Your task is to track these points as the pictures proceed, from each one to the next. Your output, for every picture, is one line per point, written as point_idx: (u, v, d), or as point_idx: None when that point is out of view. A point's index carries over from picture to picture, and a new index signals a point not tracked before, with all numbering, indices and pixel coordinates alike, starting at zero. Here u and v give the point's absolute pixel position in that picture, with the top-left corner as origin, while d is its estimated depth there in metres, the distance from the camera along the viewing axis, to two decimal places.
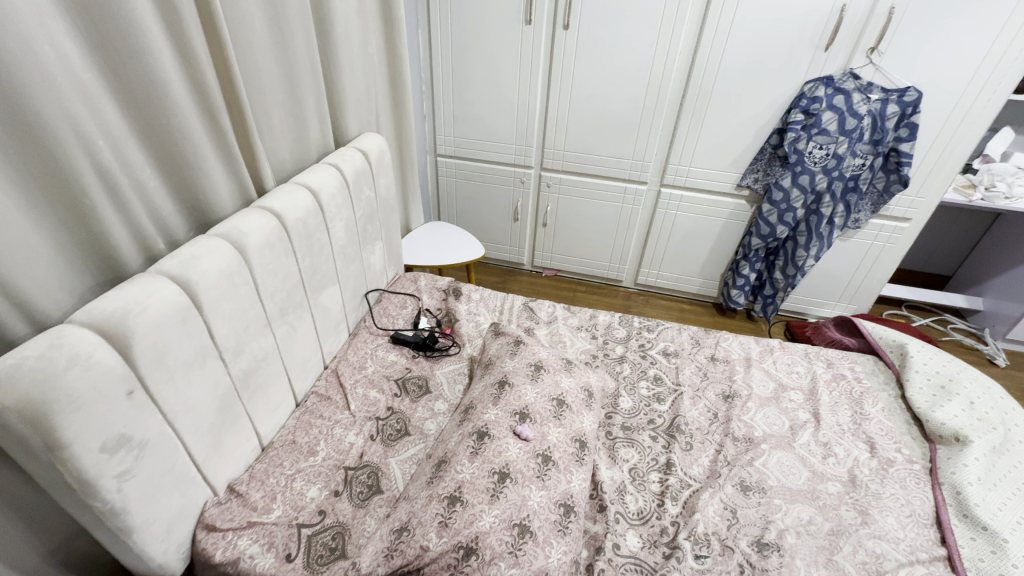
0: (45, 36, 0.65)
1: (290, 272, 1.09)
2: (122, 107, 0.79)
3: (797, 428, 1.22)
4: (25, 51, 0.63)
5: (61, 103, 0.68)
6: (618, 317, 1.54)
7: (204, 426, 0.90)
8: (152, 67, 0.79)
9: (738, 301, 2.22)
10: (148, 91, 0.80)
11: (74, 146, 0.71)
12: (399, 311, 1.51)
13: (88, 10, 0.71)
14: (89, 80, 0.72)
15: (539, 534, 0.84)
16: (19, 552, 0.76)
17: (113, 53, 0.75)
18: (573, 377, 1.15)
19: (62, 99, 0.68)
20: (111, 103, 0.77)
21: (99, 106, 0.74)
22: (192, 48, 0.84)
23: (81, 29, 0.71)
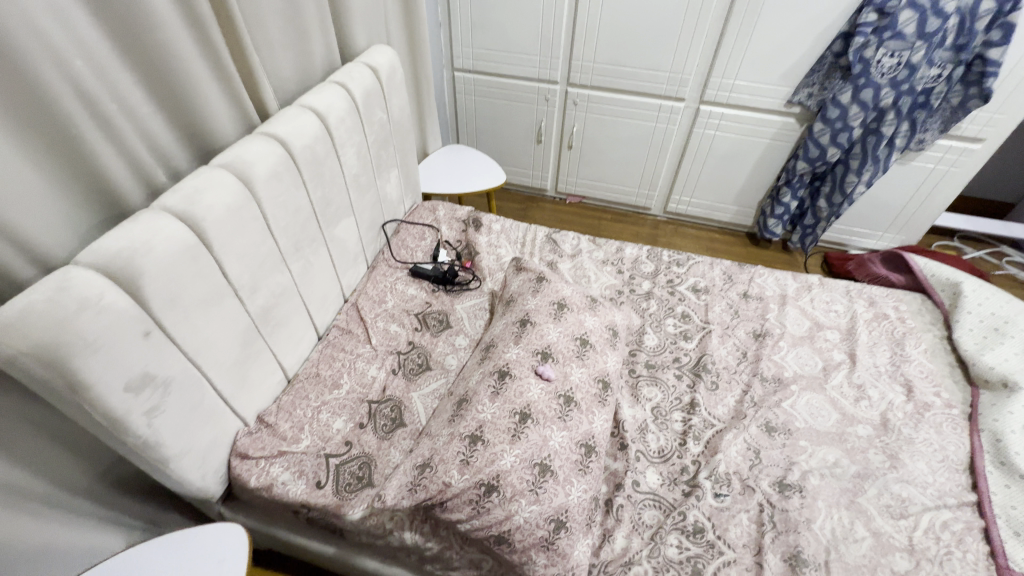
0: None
1: (302, 205, 1.04)
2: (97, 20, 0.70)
3: (830, 369, 1.17)
4: None
5: (26, 17, 0.60)
6: (646, 250, 1.46)
7: (228, 362, 0.91)
8: None
9: (774, 231, 2.10)
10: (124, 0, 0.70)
11: (48, 69, 0.63)
12: (418, 243, 1.46)
13: None
14: None
15: (560, 472, 0.85)
16: (69, 477, 0.81)
17: None
18: (598, 317, 1.10)
19: (27, 12, 0.60)
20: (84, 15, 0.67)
21: (71, 20, 0.65)
22: None
23: None
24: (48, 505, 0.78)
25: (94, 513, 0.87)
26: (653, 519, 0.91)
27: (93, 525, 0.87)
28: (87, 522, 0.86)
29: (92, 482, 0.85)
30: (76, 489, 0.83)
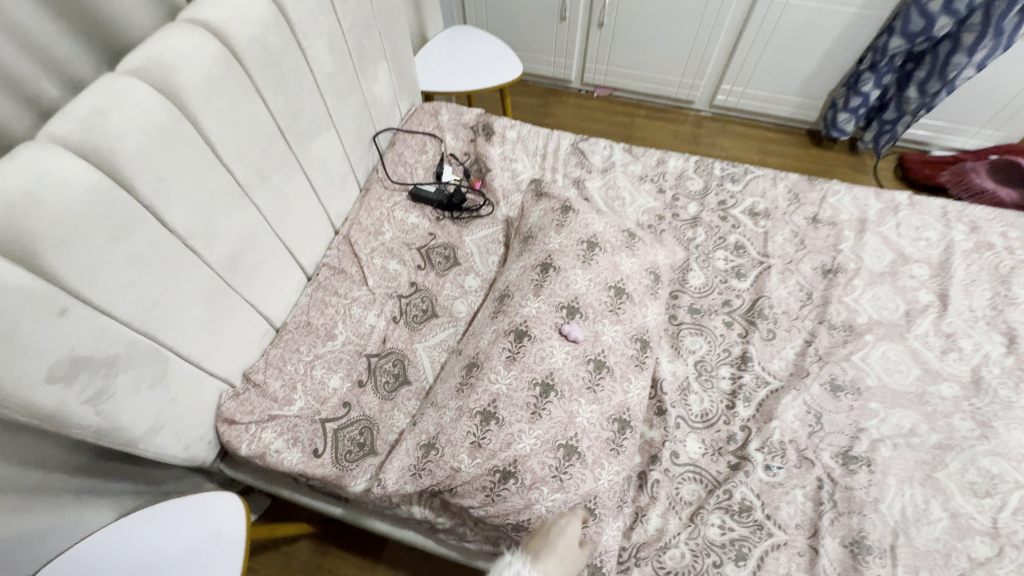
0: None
1: (260, 121, 0.81)
2: None
3: (915, 314, 0.97)
4: None
5: None
6: (694, 162, 1.20)
7: (192, 325, 0.76)
8: None
9: (844, 128, 1.76)
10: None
11: None
12: (417, 158, 1.22)
13: None
14: None
15: (588, 454, 0.72)
16: (33, 460, 0.70)
17: None
18: (636, 258, 0.90)
19: None
20: None
21: None
22: None
23: None
24: (13, 491, 0.69)
25: (76, 487, 0.79)
26: (693, 496, 0.80)
27: (78, 499, 0.79)
28: (69, 497, 0.78)
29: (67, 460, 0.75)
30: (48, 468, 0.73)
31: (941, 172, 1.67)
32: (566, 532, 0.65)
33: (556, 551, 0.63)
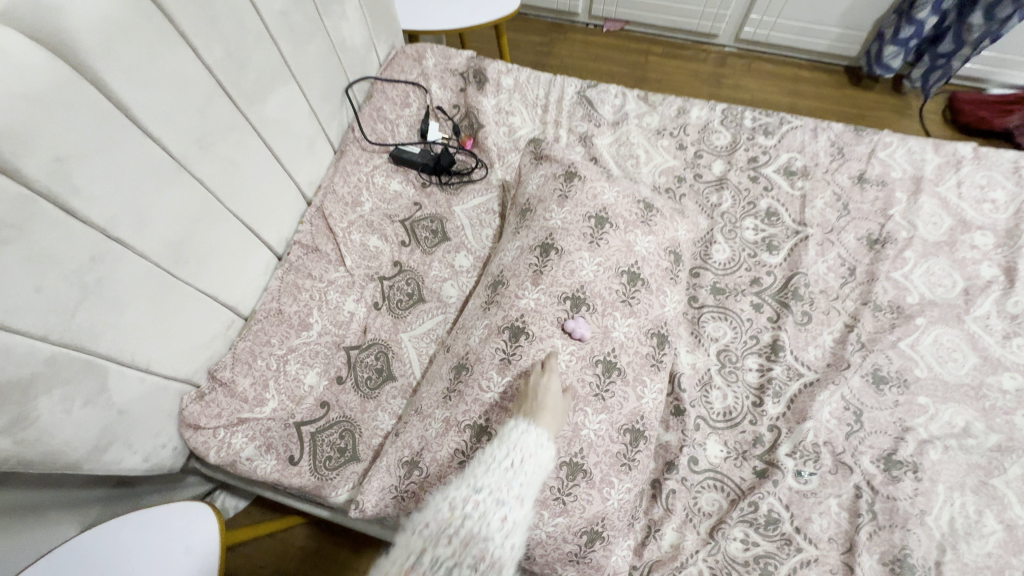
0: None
1: (191, 76, 0.65)
2: None
3: (975, 292, 0.84)
4: None
5: None
6: (721, 112, 1.03)
7: (131, 327, 0.65)
8: None
9: (891, 64, 1.54)
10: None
11: None
12: (399, 114, 1.06)
13: None
14: None
15: (595, 472, 0.62)
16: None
17: None
18: (654, 235, 0.76)
19: None
20: None
21: None
22: None
23: None
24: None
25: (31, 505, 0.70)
26: (713, 506, 0.71)
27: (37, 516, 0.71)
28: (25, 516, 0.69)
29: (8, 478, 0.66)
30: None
31: (1010, 118, 1.46)
32: (547, 387, 0.61)
33: (548, 407, 0.58)
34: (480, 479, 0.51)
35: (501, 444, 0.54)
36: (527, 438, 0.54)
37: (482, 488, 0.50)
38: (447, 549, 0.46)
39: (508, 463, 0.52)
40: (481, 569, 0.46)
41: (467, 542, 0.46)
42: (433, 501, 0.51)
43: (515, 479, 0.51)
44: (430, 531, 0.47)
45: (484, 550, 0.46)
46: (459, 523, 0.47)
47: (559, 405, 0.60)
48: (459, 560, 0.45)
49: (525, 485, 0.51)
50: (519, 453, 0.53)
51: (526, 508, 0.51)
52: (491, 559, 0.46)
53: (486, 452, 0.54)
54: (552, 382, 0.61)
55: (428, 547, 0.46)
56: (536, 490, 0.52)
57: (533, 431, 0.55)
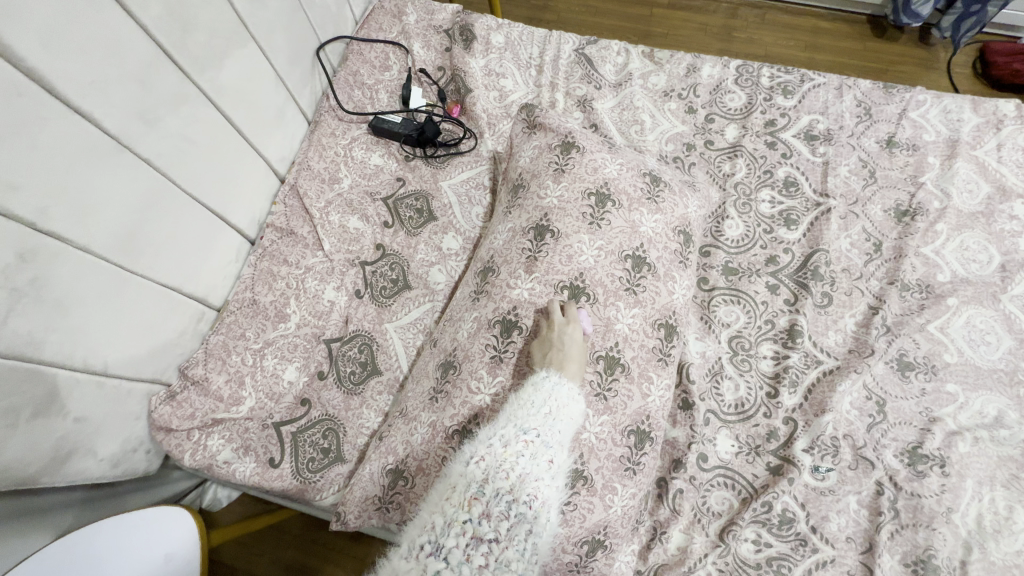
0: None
1: (121, 39, 0.56)
2: None
3: (1013, 268, 0.77)
4: None
5: None
6: (735, 69, 0.92)
7: (81, 325, 0.58)
8: None
9: (919, 11, 1.40)
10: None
11: None
12: (378, 78, 0.96)
13: None
14: None
15: (597, 478, 0.57)
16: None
17: None
18: (662, 213, 0.69)
19: None
20: None
21: None
22: None
23: None
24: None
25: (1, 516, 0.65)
26: (723, 506, 0.66)
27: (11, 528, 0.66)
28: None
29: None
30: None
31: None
32: (572, 338, 0.57)
33: (573, 357, 0.56)
34: (526, 421, 0.50)
35: (537, 386, 0.53)
36: (561, 388, 0.52)
37: (530, 430, 0.49)
38: (506, 484, 0.45)
39: (547, 410, 0.51)
40: (535, 506, 0.46)
41: (522, 479, 0.46)
42: (480, 435, 0.50)
43: (557, 426, 0.50)
44: (488, 464, 0.46)
45: (537, 489, 0.46)
46: (514, 463, 0.47)
47: (578, 353, 0.57)
48: (515, 497, 0.45)
49: (565, 431, 0.51)
50: (555, 402, 0.51)
51: (566, 454, 0.51)
52: (543, 497, 0.47)
53: (523, 394, 0.53)
54: (575, 327, 0.58)
55: (489, 478, 0.46)
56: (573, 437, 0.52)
57: (566, 382, 0.53)
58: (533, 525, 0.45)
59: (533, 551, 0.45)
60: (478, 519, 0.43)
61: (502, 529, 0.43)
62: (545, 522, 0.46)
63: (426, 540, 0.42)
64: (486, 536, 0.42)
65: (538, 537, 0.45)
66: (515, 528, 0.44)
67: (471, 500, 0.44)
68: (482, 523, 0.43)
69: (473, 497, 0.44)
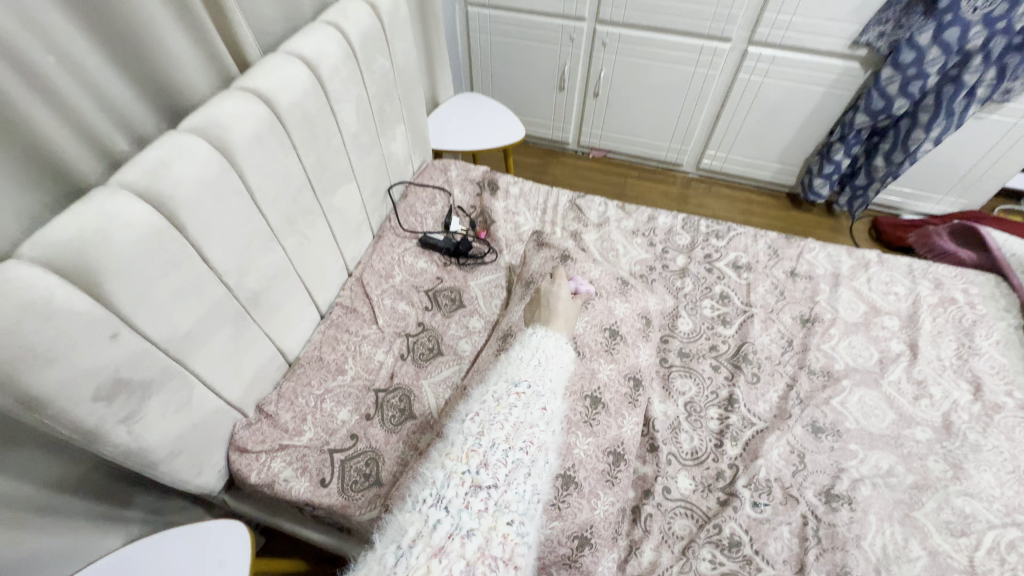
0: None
1: (293, 174, 0.91)
2: None
3: (888, 362, 1.05)
4: None
5: None
6: (682, 219, 1.31)
7: (217, 353, 0.81)
8: None
9: (820, 192, 1.90)
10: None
11: None
12: (428, 209, 1.33)
13: None
14: None
15: (585, 484, 0.76)
16: (29, 475, 0.70)
17: None
18: (629, 303, 0.98)
19: None
20: None
21: None
22: None
23: None
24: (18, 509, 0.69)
25: (81, 509, 0.80)
26: (685, 530, 0.83)
27: (84, 523, 0.80)
28: (72, 521, 0.78)
29: (63, 475, 0.75)
30: (46, 483, 0.72)
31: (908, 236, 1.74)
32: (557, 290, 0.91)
33: (557, 303, 0.88)
34: (516, 375, 0.68)
35: (526, 342, 0.75)
36: (546, 336, 0.75)
37: (521, 383, 0.67)
38: (500, 435, 0.60)
39: (538, 359, 0.71)
40: (531, 450, 0.60)
41: (517, 430, 0.61)
42: (482, 392, 0.68)
43: (548, 370, 0.70)
44: (482, 420, 0.62)
45: (531, 436, 0.61)
46: (506, 414, 0.62)
47: (571, 308, 0.88)
48: (511, 446, 0.59)
49: (558, 370, 0.71)
50: (546, 352, 0.73)
51: (557, 399, 0.68)
52: (537, 442, 0.61)
53: (514, 352, 0.74)
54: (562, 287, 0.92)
55: (483, 432, 0.60)
56: (561, 382, 0.71)
57: (550, 332, 0.76)
58: (529, 469, 0.59)
59: (534, 490, 0.58)
60: (476, 471, 0.56)
61: (499, 476, 0.56)
62: (541, 458, 0.61)
63: (429, 494, 0.55)
64: (483, 483, 0.55)
65: (538, 476, 0.59)
66: (512, 472, 0.58)
67: (469, 454, 0.57)
68: (479, 473, 0.56)
69: (471, 450, 0.57)
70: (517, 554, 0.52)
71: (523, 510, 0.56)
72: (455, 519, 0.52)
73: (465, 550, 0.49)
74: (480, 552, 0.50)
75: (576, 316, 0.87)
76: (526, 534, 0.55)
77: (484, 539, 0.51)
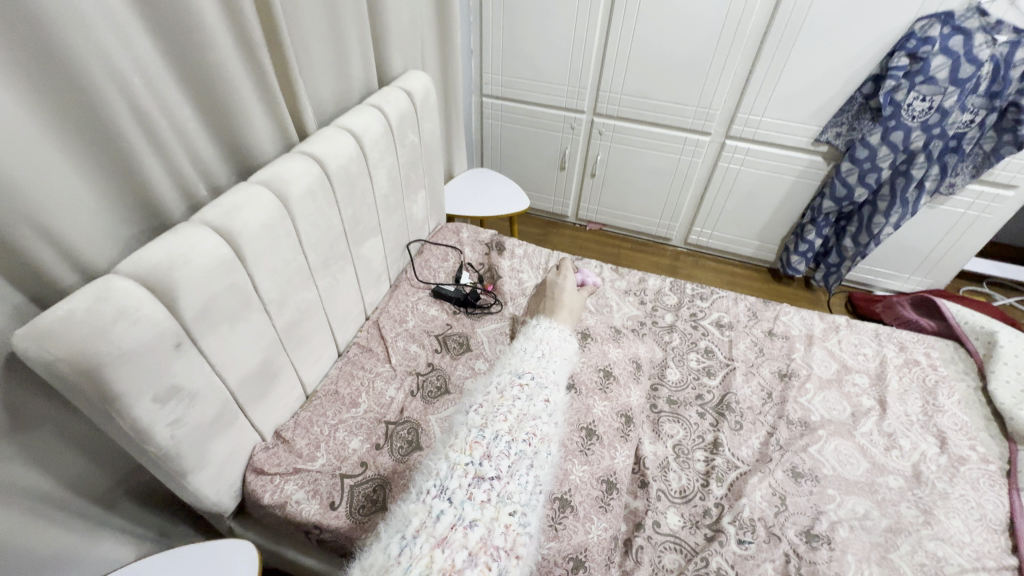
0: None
1: (333, 224, 1.06)
2: (164, 54, 0.73)
3: (860, 415, 1.14)
4: (74, 19, 0.59)
5: (100, 51, 0.63)
6: (669, 282, 1.45)
7: (251, 375, 0.91)
8: (195, 17, 0.73)
9: (798, 268, 2.07)
10: (174, 10, 0.71)
11: (115, 98, 0.66)
12: (440, 264, 1.48)
13: None
14: (133, 30, 0.67)
15: (580, 509, 0.83)
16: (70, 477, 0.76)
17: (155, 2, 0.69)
18: (621, 348, 1.12)
19: (103, 47, 0.64)
20: (154, 50, 0.71)
21: (139, 52, 0.69)
22: None
23: None
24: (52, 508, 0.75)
25: (101, 520, 0.84)
26: (674, 564, 0.87)
27: (102, 533, 0.85)
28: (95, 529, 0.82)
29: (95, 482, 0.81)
30: (82, 486, 0.78)
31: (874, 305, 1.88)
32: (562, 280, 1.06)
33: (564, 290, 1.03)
34: (520, 366, 0.80)
35: (530, 335, 0.88)
36: (549, 327, 0.89)
37: (524, 375, 0.77)
38: (503, 426, 0.68)
39: (541, 353, 0.83)
40: (533, 442, 0.69)
41: (519, 421, 0.70)
42: (487, 382, 0.78)
43: (552, 362, 0.83)
44: (487, 411, 0.70)
45: (534, 429, 0.70)
46: (508, 404, 0.72)
47: (577, 299, 1.02)
48: (513, 436, 0.68)
49: (560, 363, 0.84)
50: (550, 346, 0.86)
51: (560, 393, 0.78)
52: (539, 434, 0.70)
53: (518, 344, 0.86)
54: (567, 278, 1.06)
55: (487, 423, 0.68)
56: (563, 371, 0.83)
57: (555, 323, 0.90)
58: (531, 459, 0.67)
59: (535, 481, 0.66)
60: (478, 462, 0.64)
61: (502, 468, 0.64)
62: (542, 451, 0.69)
63: (432, 485, 0.62)
64: (486, 475, 0.63)
65: (540, 468, 0.67)
66: (514, 463, 0.66)
67: (473, 445, 0.66)
68: (482, 464, 0.64)
69: (474, 442, 0.66)
70: (519, 544, 0.59)
71: (524, 502, 0.63)
72: (457, 510, 0.59)
73: (466, 540, 0.56)
74: (482, 542, 0.57)
75: (581, 308, 1.01)
76: (528, 524, 0.62)
77: (486, 530, 0.58)
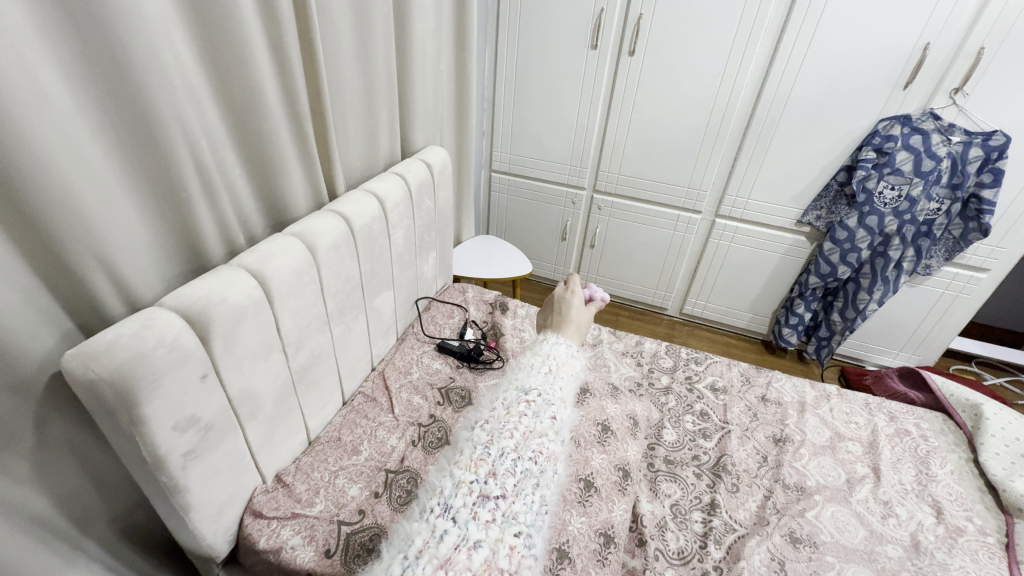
0: (161, 24, 0.69)
1: (352, 276, 1.14)
2: (227, 122, 0.86)
3: (855, 482, 1.15)
4: (164, 89, 0.71)
5: (180, 117, 0.75)
6: (665, 346, 1.51)
7: (262, 414, 0.94)
8: (258, 93, 0.86)
9: (790, 340, 2.13)
10: (242, 87, 0.85)
11: (184, 156, 0.77)
12: (446, 321, 1.55)
13: (212, 41, 0.78)
14: (207, 102, 0.79)
15: (578, 561, 0.83)
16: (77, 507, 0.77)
17: (226, 81, 0.82)
18: (619, 405, 1.17)
19: (182, 114, 0.75)
20: (220, 119, 0.84)
21: (209, 120, 0.80)
22: (292, 73, 0.91)
23: (206, 64, 0.79)
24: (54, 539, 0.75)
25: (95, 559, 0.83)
26: None
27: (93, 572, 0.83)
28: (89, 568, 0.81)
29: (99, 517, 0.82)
30: (86, 517, 0.79)
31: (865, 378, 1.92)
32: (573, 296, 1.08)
33: (574, 306, 1.05)
34: (527, 385, 0.82)
35: (538, 351, 0.91)
36: (558, 347, 0.92)
37: (531, 392, 0.80)
38: (509, 444, 0.71)
39: (549, 369, 0.86)
40: (538, 460, 0.71)
41: (525, 439, 0.73)
42: (494, 397, 0.82)
43: (556, 380, 0.84)
44: (492, 428, 0.74)
45: (540, 447, 0.72)
46: (515, 418, 0.75)
47: (585, 316, 1.04)
48: (519, 455, 0.71)
49: (568, 377, 0.86)
50: (557, 361, 0.88)
51: (565, 410, 0.81)
52: (544, 454, 0.72)
53: (526, 358, 0.89)
54: (577, 295, 1.08)
55: (492, 440, 0.72)
56: (568, 391, 0.84)
57: (562, 345, 0.92)
58: (537, 477, 0.70)
59: (541, 501, 0.68)
60: (483, 481, 0.66)
61: (507, 487, 0.67)
62: (547, 469, 0.72)
63: (437, 503, 0.65)
64: (491, 493, 0.65)
65: (545, 488, 0.70)
66: (520, 482, 0.68)
67: (478, 462, 0.69)
68: (486, 483, 0.66)
69: (479, 459, 0.69)
70: (522, 567, 0.60)
71: (530, 523, 0.66)
72: (461, 530, 0.61)
73: (470, 562, 0.58)
74: (486, 564, 0.59)
75: (588, 325, 1.03)
76: (532, 547, 0.63)
77: (490, 551, 0.60)
